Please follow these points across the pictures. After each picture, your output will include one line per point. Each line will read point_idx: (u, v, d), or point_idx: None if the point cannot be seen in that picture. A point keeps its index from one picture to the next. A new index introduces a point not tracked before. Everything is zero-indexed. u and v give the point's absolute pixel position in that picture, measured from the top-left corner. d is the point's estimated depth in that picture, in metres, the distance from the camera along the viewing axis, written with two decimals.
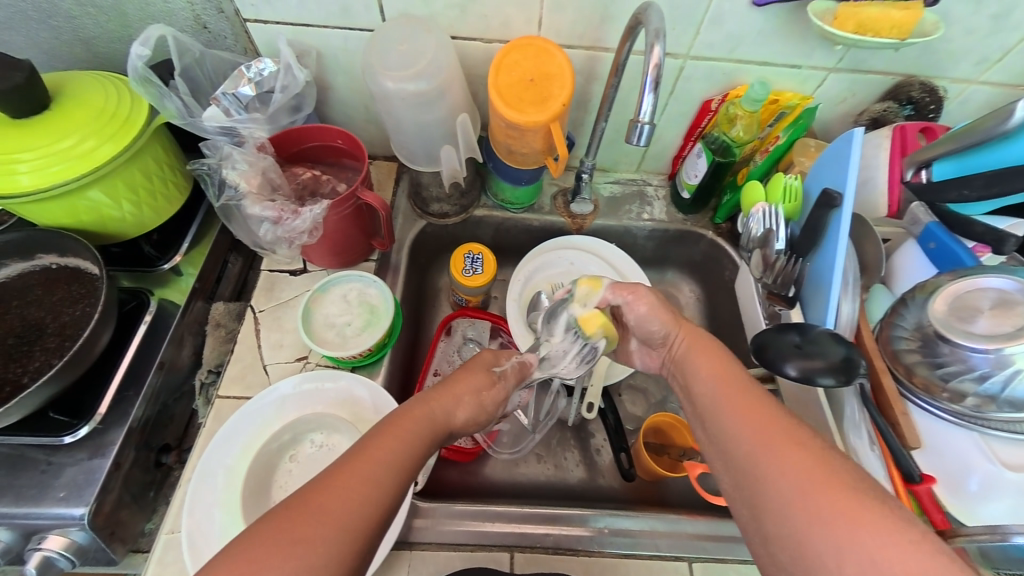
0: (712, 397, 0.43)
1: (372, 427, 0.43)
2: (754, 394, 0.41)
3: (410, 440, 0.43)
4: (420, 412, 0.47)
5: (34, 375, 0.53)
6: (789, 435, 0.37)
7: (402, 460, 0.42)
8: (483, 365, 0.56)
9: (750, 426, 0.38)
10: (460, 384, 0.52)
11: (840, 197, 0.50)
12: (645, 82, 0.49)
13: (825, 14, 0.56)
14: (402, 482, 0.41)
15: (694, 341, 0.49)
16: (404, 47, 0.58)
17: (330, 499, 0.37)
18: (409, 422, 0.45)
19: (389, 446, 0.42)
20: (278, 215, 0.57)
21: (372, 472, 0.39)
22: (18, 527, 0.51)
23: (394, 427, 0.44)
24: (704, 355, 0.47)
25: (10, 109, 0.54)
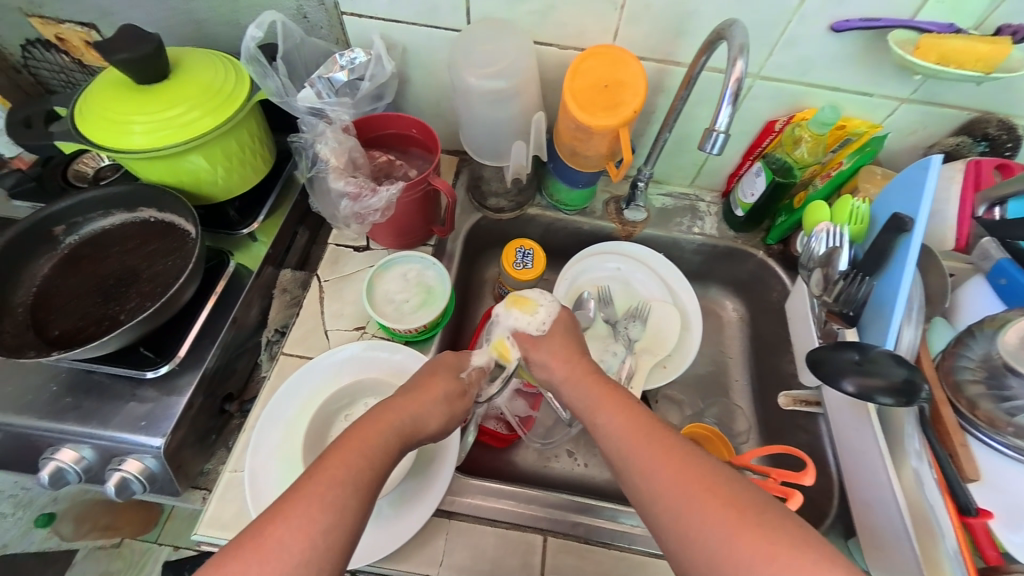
0: (632, 454, 0.43)
1: (331, 443, 0.42)
2: (667, 443, 0.43)
3: (369, 449, 0.42)
4: (384, 421, 0.46)
5: (130, 314, 0.60)
6: (688, 466, 0.41)
7: (362, 476, 0.40)
8: (449, 370, 0.55)
9: (675, 480, 0.40)
10: (424, 393, 0.50)
11: (912, 222, 0.51)
12: (725, 94, 0.49)
13: (907, 43, 0.57)
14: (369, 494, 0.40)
15: (597, 396, 0.50)
16: (488, 47, 0.62)
17: (293, 530, 0.36)
18: (366, 433, 0.44)
19: (349, 464, 0.40)
20: (357, 191, 0.61)
21: (330, 493, 0.38)
22: (103, 448, 0.57)
23: (351, 440, 0.42)
24: (616, 409, 0.47)
25: (137, 76, 0.61)
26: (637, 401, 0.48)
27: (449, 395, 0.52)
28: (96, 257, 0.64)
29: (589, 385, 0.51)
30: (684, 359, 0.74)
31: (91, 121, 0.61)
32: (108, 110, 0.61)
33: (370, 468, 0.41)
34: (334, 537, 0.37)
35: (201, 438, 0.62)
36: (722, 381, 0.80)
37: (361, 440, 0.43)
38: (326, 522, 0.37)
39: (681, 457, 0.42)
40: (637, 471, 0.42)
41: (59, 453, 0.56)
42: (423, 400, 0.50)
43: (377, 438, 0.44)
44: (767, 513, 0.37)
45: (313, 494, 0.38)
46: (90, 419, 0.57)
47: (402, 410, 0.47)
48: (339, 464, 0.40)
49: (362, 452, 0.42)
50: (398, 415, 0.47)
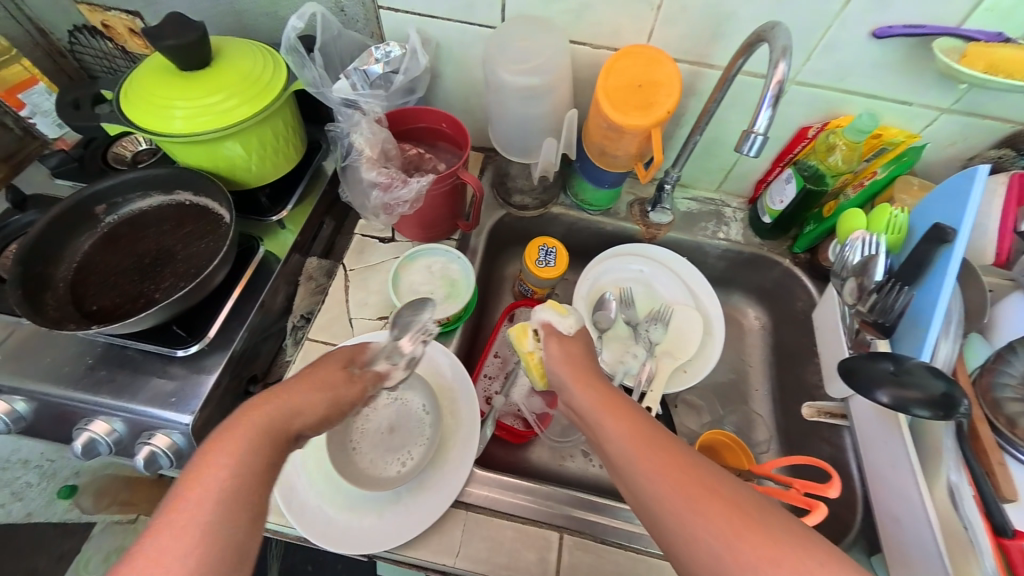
0: (633, 460, 0.41)
1: (197, 451, 0.38)
2: (667, 447, 0.41)
3: (232, 458, 0.37)
4: (250, 426, 0.40)
5: (165, 293, 0.63)
6: (687, 469, 0.39)
7: (236, 481, 0.37)
8: (336, 363, 0.49)
9: (673, 487, 0.38)
10: (300, 386, 0.45)
11: (954, 233, 0.49)
12: (765, 97, 0.48)
13: (953, 50, 0.56)
14: (250, 498, 0.37)
15: (600, 398, 0.47)
16: (525, 43, 0.62)
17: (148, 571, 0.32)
18: (226, 445, 0.38)
19: (213, 482, 0.36)
20: (388, 182, 0.62)
21: (195, 517, 0.34)
22: (133, 422, 0.59)
23: (219, 444, 0.38)
24: (615, 413, 0.45)
25: (181, 63, 0.63)
26: (633, 403, 0.46)
27: (330, 385, 0.47)
28: (133, 237, 0.67)
29: (597, 389, 0.49)
30: (704, 365, 0.74)
31: (135, 105, 0.63)
32: (152, 94, 0.63)
33: (239, 478, 0.37)
34: (207, 561, 0.33)
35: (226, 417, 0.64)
36: (742, 389, 0.79)
37: (218, 452, 0.37)
38: (193, 547, 0.33)
39: (680, 461, 0.40)
40: (637, 476, 0.40)
41: (91, 425, 0.58)
42: (298, 394, 0.44)
43: (238, 447, 0.38)
44: (771, 522, 0.35)
45: (186, 510, 0.34)
46: (124, 393, 0.60)
47: (270, 411, 0.42)
48: (200, 485, 0.35)
49: (226, 467, 0.37)
50: (267, 417, 0.41)
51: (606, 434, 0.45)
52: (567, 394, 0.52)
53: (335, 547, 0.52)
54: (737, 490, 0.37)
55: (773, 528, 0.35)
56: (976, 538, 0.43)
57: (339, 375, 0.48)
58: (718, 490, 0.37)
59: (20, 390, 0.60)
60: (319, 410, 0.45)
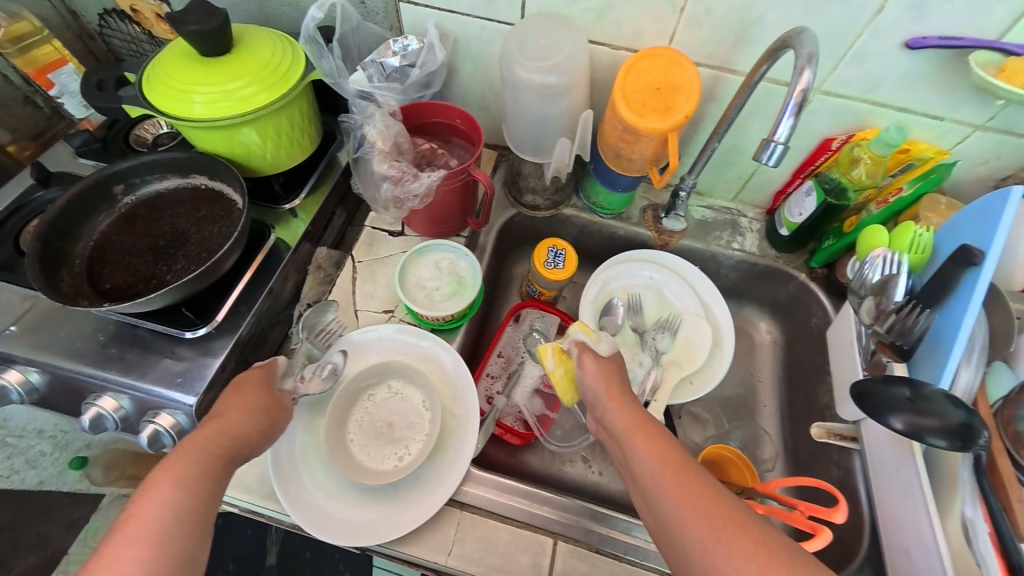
0: (660, 483, 0.43)
1: (153, 470, 0.42)
2: (694, 474, 0.43)
3: (181, 478, 0.41)
4: (193, 449, 0.44)
5: (176, 275, 0.63)
6: (711, 499, 0.40)
7: (189, 497, 0.41)
8: (260, 382, 0.53)
9: (698, 514, 0.40)
10: (239, 410, 0.49)
11: (982, 256, 0.47)
12: (787, 106, 0.46)
13: (990, 64, 0.53)
14: (199, 511, 0.40)
15: (633, 421, 0.50)
16: (544, 41, 0.61)
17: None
18: (171, 469, 0.41)
19: (162, 501, 0.39)
20: (399, 176, 0.62)
21: (147, 531, 0.38)
22: (140, 400, 0.60)
23: (173, 464, 0.42)
24: (644, 437, 0.47)
25: (203, 48, 0.64)
26: (662, 429, 0.48)
27: (264, 408, 0.51)
28: (149, 218, 0.68)
29: (631, 411, 0.51)
30: (713, 377, 0.72)
31: (157, 88, 0.64)
32: (173, 78, 0.64)
33: (192, 496, 0.41)
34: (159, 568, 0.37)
35: None
36: (750, 404, 0.77)
37: (161, 477, 0.41)
38: (149, 555, 0.37)
39: (704, 489, 0.41)
40: (663, 499, 0.42)
41: (99, 401, 0.60)
42: (238, 420, 0.48)
43: (184, 467, 0.42)
44: (792, 558, 0.36)
45: (146, 521, 0.38)
46: (132, 370, 0.61)
47: (212, 437, 0.46)
48: (147, 505, 0.39)
49: (175, 484, 0.41)
50: (210, 441, 0.45)
51: (634, 456, 0.47)
52: (600, 410, 0.54)
53: (328, 538, 0.52)
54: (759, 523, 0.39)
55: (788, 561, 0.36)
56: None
57: (270, 400, 0.52)
58: (740, 521, 0.39)
59: (34, 362, 0.62)
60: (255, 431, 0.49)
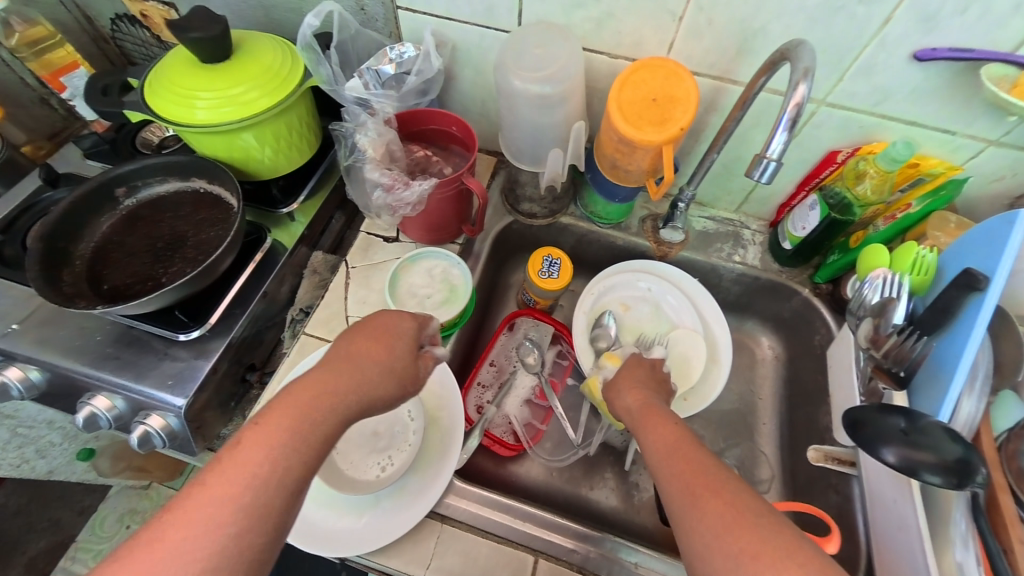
0: (659, 461, 0.45)
1: (257, 415, 0.41)
2: (689, 451, 0.44)
3: (293, 433, 0.41)
4: (311, 405, 0.43)
5: (171, 277, 0.64)
6: (699, 472, 0.41)
7: (293, 460, 0.40)
8: (399, 338, 0.51)
9: (682, 483, 0.41)
10: (369, 368, 0.47)
11: (986, 281, 0.44)
12: (781, 121, 0.45)
13: (1004, 80, 0.51)
14: (300, 478, 0.40)
15: (641, 412, 0.52)
16: (540, 50, 0.60)
17: (196, 534, 0.35)
18: (287, 428, 0.41)
19: (270, 462, 0.39)
20: (391, 183, 0.61)
21: (249, 495, 0.37)
22: (133, 400, 0.61)
23: (282, 415, 0.41)
24: (659, 426, 0.49)
25: (204, 55, 0.65)
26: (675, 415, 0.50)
27: (394, 368, 0.49)
28: (151, 219, 0.69)
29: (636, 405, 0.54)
30: (710, 394, 0.70)
31: (160, 94, 0.65)
32: (176, 84, 0.65)
33: (299, 467, 0.40)
34: (252, 532, 0.37)
35: (223, 402, 0.66)
36: (748, 421, 0.75)
37: (274, 428, 0.40)
38: (240, 526, 0.37)
39: (694, 465, 0.42)
40: (661, 476, 0.44)
41: (94, 400, 0.61)
42: (365, 382, 0.47)
43: (301, 420, 0.42)
44: (761, 517, 0.37)
45: (246, 469, 0.38)
46: (127, 369, 0.62)
47: (338, 397, 0.44)
48: (255, 462, 0.38)
49: (289, 437, 0.40)
50: (332, 402, 0.44)
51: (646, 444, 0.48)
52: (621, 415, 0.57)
53: (304, 547, 0.52)
54: (739, 490, 0.39)
55: (763, 528, 0.36)
56: None
57: (403, 360, 0.50)
58: (719, 491, 0.39)
59: (34, 360, 0.63)
60: (381, 392, 0.47)
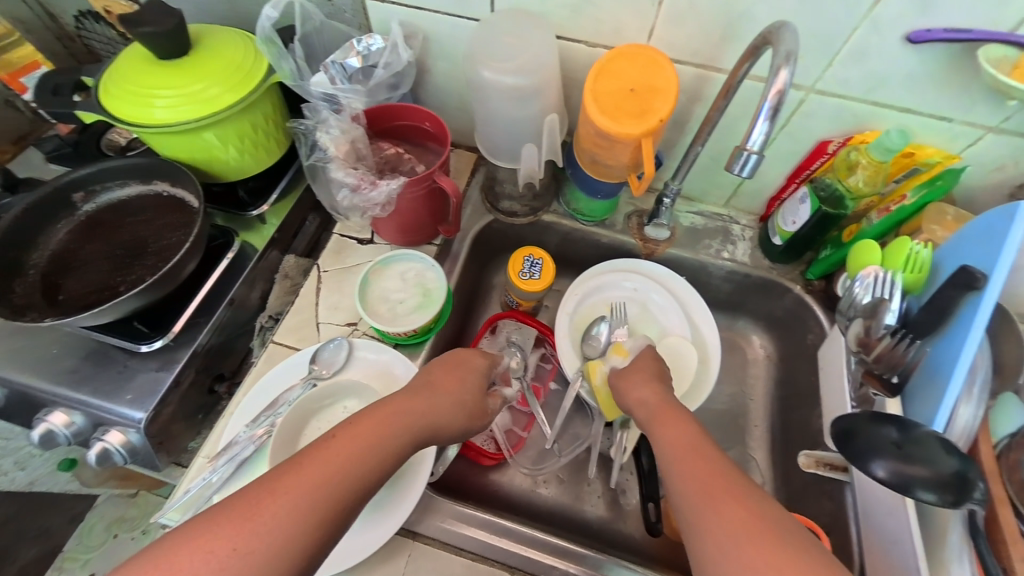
0: (673, 462, 0.45)
1: (346, 419, 0.44)
2: (706, 453, 0.44)
3: (376, 444, 0.43)
4: (394, 419, 0.46)
5: (129, 285, 0.61)
6: (717, 475, 0.41)
7: (371, 459, 0.42)
8: (472, 368, 0.57)
9: (699, 484, 0.41)
10: (444, 393, 0.52)
11: (985, 279, 0.42)
12: (762, 109, 0.41)
13: (1003, 62, 0.48)
14: (374, 477, 0.42)
15: (656, 412, 0.52)
16: (511, 39, 0.57)
17: (279, 515, 0.37)
18: (372, 433, 0.43)
19: (354, 457, 0.41)
20: (358, 183, 0.59)
21: (331, 483, 0.39)
22: (91, 415, 0.59)
23: (368, 421, 0.45)
24: (670, 424, 0.49)
25: (160, 51, 0.62)
26: (683, 414, 0.51)
27: (468, 395, 0.55)
28: (111, 225, 0.66)
29: (652, 403, 0.53)
30: (698, 397, 0.68)
31: (116, 95, 0.62)
32: (133, 82, 0.62)
33: (378, 469, 0.42)
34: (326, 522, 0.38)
35: (190, 414, 0.64)
36: (739, 424, 0.73)
37: (363, 432, 0.43)
38: (319, 513, 0.38)
39: (714, 467, 0.42)
40: (675, 476, 0.44)
41: (50, 416, 0.59)
42: (440, 407, 0.51)
43: (384, 434, 0.44)
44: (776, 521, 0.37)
45: (333, 460, 0.40)
46: (83, 384, 0.60)
47: (419, 415, 0.48)
48: (342, 455, 0.41)
49: (371, 446, 0.43)
50: (411, 419, 0.47)
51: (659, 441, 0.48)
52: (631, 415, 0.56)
53: None
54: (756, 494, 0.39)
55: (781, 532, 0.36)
56: None
57: (478, 395, 0.56)
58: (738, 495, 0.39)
59: None
60: (456, 419, 0.52)
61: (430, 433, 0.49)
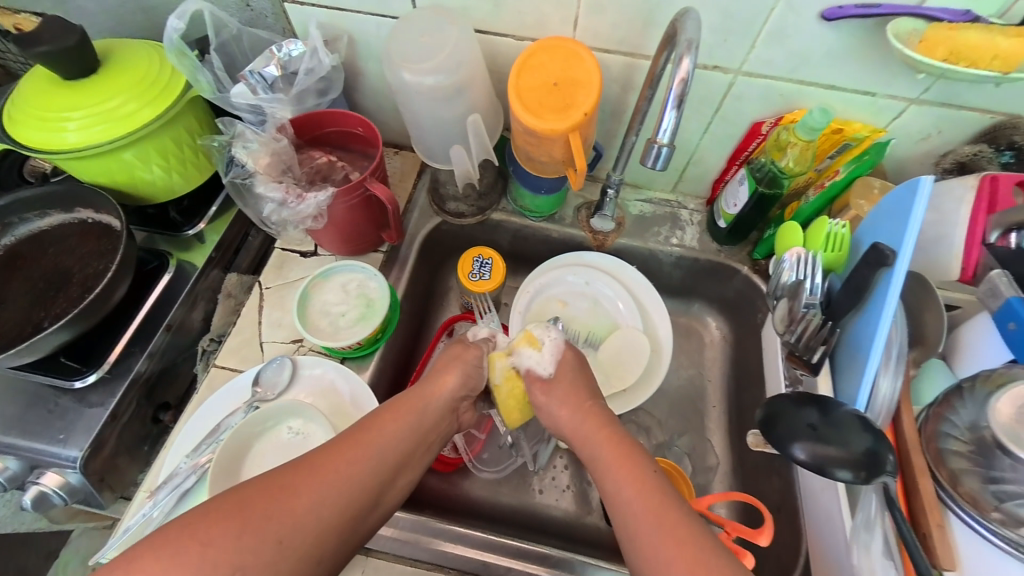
0: (637, 515, 0.44)
1: (373, 410, 0.50)
2: (654, 493, 0.45)
3: (386, 446, 0.47)
4: (412, 407, 0.52)
5: (53, 320, 0.60)
6: (666, 515, 0.43)
7: (390, 443, 0.48)
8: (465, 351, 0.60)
9: (654, 529, 0.42)
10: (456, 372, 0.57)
11: (893, 256, 0.43)
12: (669, 98, 0.42)
13: (912, 34, 0.48)
14: (394, 460, 0.47)
15: (609, 453, 0.50)
16: (427, 39, 0.55)
17: (312, 490, 0.41)
18: (394, 421, 0.49)
19: (376, 441, 0.47)
20: (284, 197, 0.57)
21: (358, 463, 0.45)
22: (26, 458, 0.60)
23: (393, 410, 0.50)
24: (626, 465, 0.48)
25: (63, 71, 0.58)
26: (640, 454, 0.49)
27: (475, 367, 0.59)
28: (31, 257, 0.64)
29: (602, 441, 0.51)
30: (650, 385, 0.69)
31: (21, 121, 0.59)
32: (37, 106, 0.59)
33: (396, 452, 0.48)
34: (349, 500, 0.43)
35: (133, 446, 0.66)
36: (697, 408, 0.74)
37: (386, 423, 0.49)
38: (344, 492, 0.43)
39: (661, 507, 0.44)
40: (633, 527, 0.43)
41: None
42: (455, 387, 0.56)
43: (405, 421, 0.50)
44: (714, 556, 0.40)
45: (359, 443, 0.46)
46: (15, 427, 0.61)
47: (432, 399, 0.54)
48: (368, 440, 0.47)
49: (376, 450, 0.47)
50: (426, 404, 0.53)
51: (613, 489, 0.47)
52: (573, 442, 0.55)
53: None
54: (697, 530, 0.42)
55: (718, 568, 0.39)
56: None
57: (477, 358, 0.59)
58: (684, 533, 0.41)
59: None
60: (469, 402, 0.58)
61: (447, 417, 0.55)
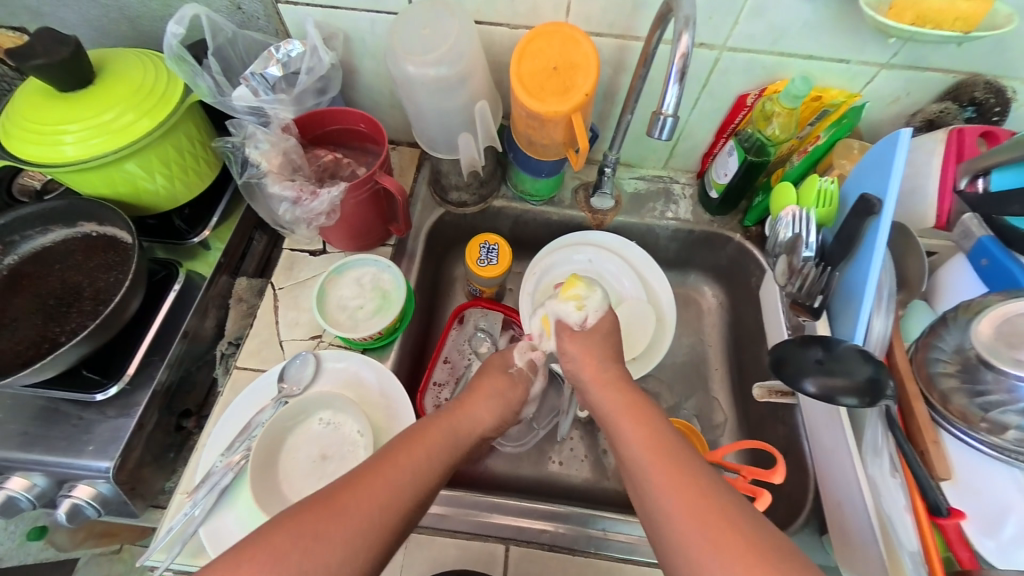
0: (639, 456, 0.46)
1: (397, 439, 0.49)
2: (659, 437, 0.47)
3: (415, 476, 0.46)
4: (438, 434, 0.51)
5: (70, 335, 0.60)
6: (667, 454, 0.45)
7: (419, 472, 0.47)
8: (497, 370, 0.63)
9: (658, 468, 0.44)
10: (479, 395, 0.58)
11: (880, 204, 0.48)
12: (671, 72, 0.45)
13: (880, 4, 0.52)
14: (423, 491, 0.46)
15: (622, 406, 0.52)
16: (428, 31, 0.57)
17: (341, 530, 0.40)
18: (421, 450, 0.48)
19: (404, 472, 0.46)
20: (297, 195, 0.58)
21: (387, 498, 0.43)
22: (53, 474, 0.60)
23: (418, 438, 0.49)
24: (629, 418, 0.50)
25: (59, 83, 0.58)
26: (647, 405, 0.52)
27: (500, 391, 0.60)
28: (38, 275, 0.64)
29: (618, 395, 0.53)
30: (657, 353, 0.72)
31: (17, 136, 0.58)
32: (33, 120, 0.58)
33: (425, 484, 0.46)
34: (378, 538, 0.42)
35: (159, 455, 0.66)
36: (701, 371, 0.78)
37: (412, 453, 0.48)
38: (374, 530, 0.42)
39: (664, 448, 0.46)
40: (641, 470, 0.45)
41: (8, 482, 0.60)
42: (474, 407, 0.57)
43: (431, 449, 0.49)
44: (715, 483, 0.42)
45: (385, 476, 0.45)
46: (38, 444, 0.60)
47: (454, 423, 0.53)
48: (396, 472, 0.45)
49: (409, 480, 0.46)
50: (449, 429, 0.52)
51: (620, 438, 0.49)
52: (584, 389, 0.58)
53: None
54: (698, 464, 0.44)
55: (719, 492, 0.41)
56: (902, 518, 0.45)
57: (505, 382, 0.61)
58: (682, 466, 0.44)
59: None
60: (493, 419, 0.58)
61: (473, 438, 0.55)
